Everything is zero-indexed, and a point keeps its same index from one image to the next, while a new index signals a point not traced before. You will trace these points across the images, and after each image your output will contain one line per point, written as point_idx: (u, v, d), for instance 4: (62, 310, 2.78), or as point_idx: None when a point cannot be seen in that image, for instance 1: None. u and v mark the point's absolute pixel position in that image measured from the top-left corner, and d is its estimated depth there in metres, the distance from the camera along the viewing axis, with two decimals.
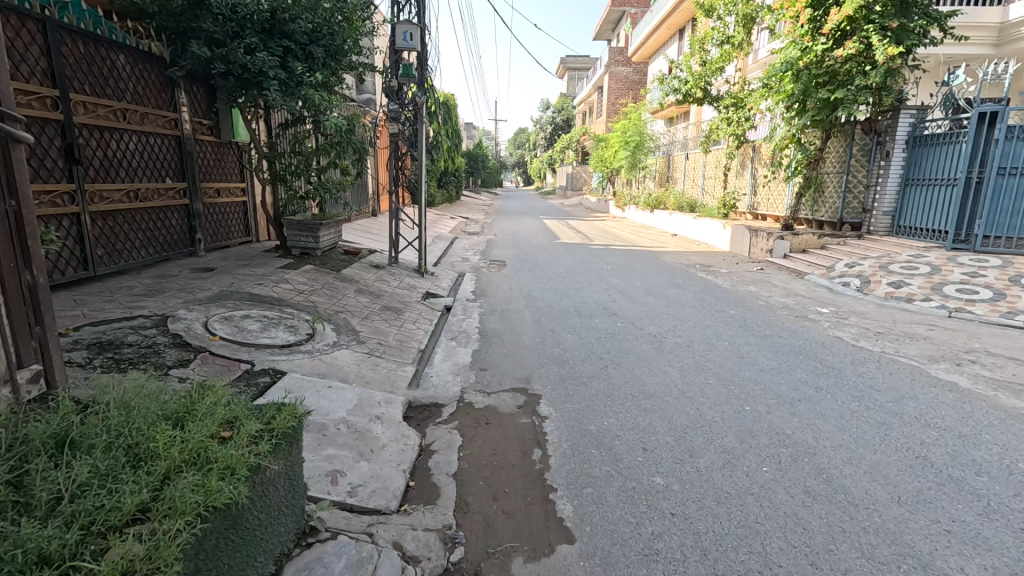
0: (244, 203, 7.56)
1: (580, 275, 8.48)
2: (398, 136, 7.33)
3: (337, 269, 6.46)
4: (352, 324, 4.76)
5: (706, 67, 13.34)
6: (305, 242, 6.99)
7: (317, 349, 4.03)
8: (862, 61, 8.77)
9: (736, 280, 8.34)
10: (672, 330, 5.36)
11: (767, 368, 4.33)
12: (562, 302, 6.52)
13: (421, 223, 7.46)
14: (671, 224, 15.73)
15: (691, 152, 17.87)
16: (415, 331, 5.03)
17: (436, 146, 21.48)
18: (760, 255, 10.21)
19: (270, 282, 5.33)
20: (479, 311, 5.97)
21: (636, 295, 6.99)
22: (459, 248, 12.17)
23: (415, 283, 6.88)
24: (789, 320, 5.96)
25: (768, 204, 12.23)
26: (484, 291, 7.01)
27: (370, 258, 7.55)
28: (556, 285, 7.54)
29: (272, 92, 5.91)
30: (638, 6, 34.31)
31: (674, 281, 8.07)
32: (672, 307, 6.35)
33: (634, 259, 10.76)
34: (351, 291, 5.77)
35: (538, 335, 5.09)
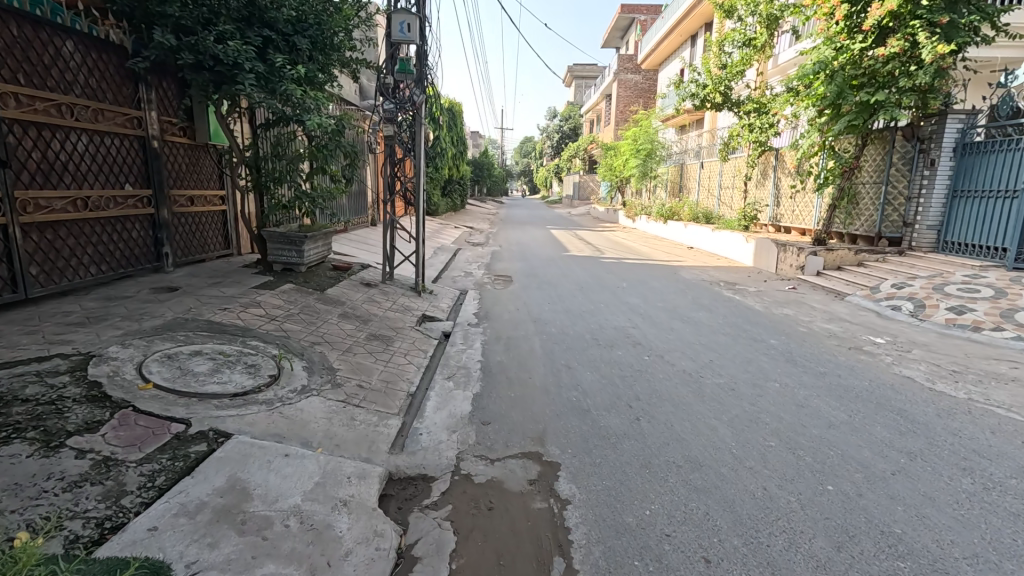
0: (224, 212, 6.83)
1: (594, 294, 7.67)
2: (394, 138, 6.58)
3: (321, 288, 5.70)
4: (329, 359, 3.98)
5: (726, 71, 12.59)
6: (287, 257, 6.23)
7: (279, 397, 3.23)
8: (906, 61, 7.99)
9: (767, 301, 7.50)
10: (709, 367, 4.54)
11: (837, 422, 3.50)
12: (577, 327, 5.72)
13: (419, 237, 6.69)
14: (686, 235, 14.95)
15: (707, 161, 17.10)
16: (405, 366, 4.24)
17: (440, 153, 20.85)
18: (790, 271, 9.41)
19: (238, 305, 4.56)
20: (481, 339, 5.18)
21: (659, 319, 6.17)
22: (463, 260, 11.41)
23: (410, 304, 6.11)
24: (842, 353, 5.12)
25: (794, 216, 11.41)
26: (488, 313, 6.22)
27: (362, 274, 6.80)
28: (568, 306, 6.74)
29: (248, 87, 5.17)
30: (648, 12, 33.76)
31: (700, 303, 7.25)
32: (702, 336, 5.54)
33: (650, 274, 9.96)
34: (334, 316, 5.00)
35: (551, 372, 4.29)
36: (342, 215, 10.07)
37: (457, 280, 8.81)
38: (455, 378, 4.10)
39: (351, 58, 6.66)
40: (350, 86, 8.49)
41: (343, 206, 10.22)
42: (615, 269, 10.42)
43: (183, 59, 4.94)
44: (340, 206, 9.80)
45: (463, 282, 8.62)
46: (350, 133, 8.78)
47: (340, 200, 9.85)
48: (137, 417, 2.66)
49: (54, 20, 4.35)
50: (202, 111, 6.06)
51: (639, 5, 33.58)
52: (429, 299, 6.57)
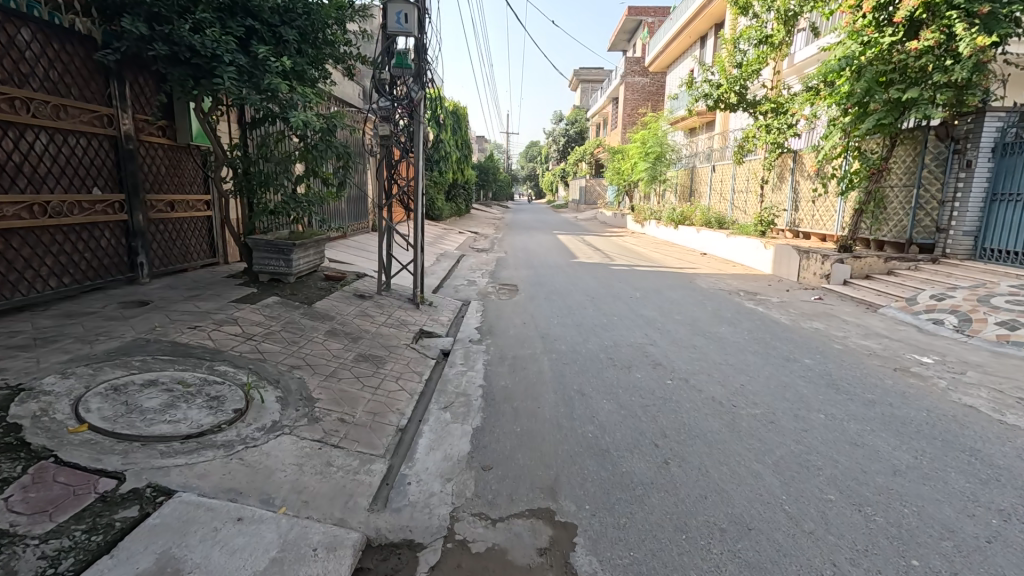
0: (208, 218, 6.37)
1: (605, 305, 7.15)
2: (391, 138, 6.10)
3: (309, 302, 5.22)
4: (308, 387, 3.48)
5: (741, 70, 12.06)
6: (275, 267, 5.76)
7: (242, 438, 2.72)
8: (941, 55, 7.44)
9: (793, 313, 6.95)
10: (741, 394, 4.00)
11: (903, 466, 2.95)
12: (589, 344, 5.19)
13: (418, 245, 6.20)
14: (698, 241, 14.39)
15: (720, 164, 16.54)
16: (396, 394, 3.72)
17: (444, 157, 20.44)
18: (813, 281, 8.83)
19: (210, 323, 4.08)
20: (483, 359, 4.67)
21: (679, 335, 5.64)
22: (466, 268, 10.91)
23: (407, 318, 5.61)
24: (888, 375, 4.56)
25: (816, 221, 10.84)
26: (492, 328, 5.71)
27: (357, 285, 6.31)
28: (579, 319, 6.21)
29: (228, 81, 4.71)
30: (655, 15, 33.35)
31: (720, 316, 6.71)
32: (728, 354, 5.00)
33: (664, 282, 9.43)
34: (319, 334, 4.50)
35: (563, 401, 3.76)
36: (338, 221, 9.60)
37: (460, 290, 8.32)
38: (452, 409, 3.58)
39: (345, 52, 6.20)
40: (346, 84, 8.03)
41: (340, 211, 9.76)
42: (626, 277, 9.88)
43: (156, 50, 4.48)
44: (334, 211, 9.31)
45: (465, 292, 8.12)
46: (345, 135, 8.31)
47: (335, 205, 9.36)
48: (57, 472, 2.16)
49: (8, 6, 3.93)
50: (182, 109, 5.63)
51: (647, 7, 33.16)
52: (428, 312, 6.07)
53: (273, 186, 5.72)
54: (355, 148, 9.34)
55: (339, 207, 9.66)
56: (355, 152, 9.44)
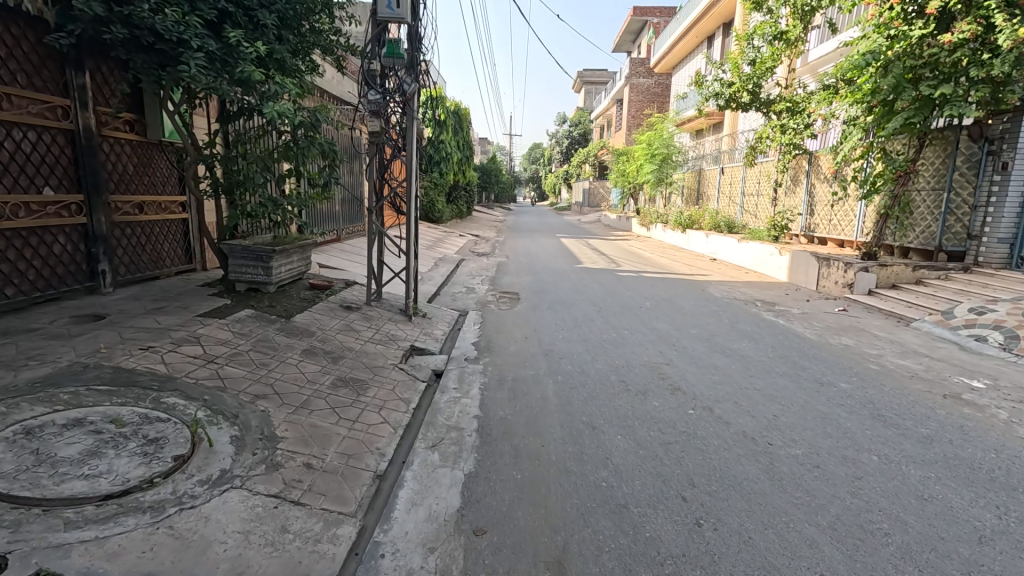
0: (183, 222, 5.86)
1: (614, 317, 6.61)
2: (381, 135, 5.56)
3: (287, 315, 4.70)
4: (272, 422, 2.96)
5: (755, 67, 11.50)
6: (253, 276, 5.25)
7: (176, 497, 2.20)
8: (977, 49, 6.92)
9: (818, 327, 6.40)
10: (776, 429, 3.46)
11: (989, 530, 2.41)
12: (598, 365, 4.66)
13: (410, 251, 5.69)
14: (708, 246, 13.85)
15: (729, 166, 16.01)
16: (377, 429, 3.20)
17: (445, 158, 19.93)
18: (834, 290, 8.30)
19: (167, 343, 3.56)
20: (480, 381, 4.14)
21: (697, 353, 5.11)
22: (465, 274, 10.39)
23: (397, 333, 5.09)
24: (938, 403, 4.03)
25: (834, 226, 10.45)
26: (490, 344, 5.18)
27: (344, 295, 5.80)
28: (586, 334, 5.69)
29: (196, 68, 4.20)
30: (661, 15, 32.80)
31: (739, 329, 6.17)
32: (754, 377, 4.46)
33: (674, 290, 8.89)
34: (294, 353, 3.98)
35: (571, 438, 3.23)
36: (327, 224, 9.07)
37: (457, 298, 7.79)
38: (441, 449, 3.06)
39: (332, 40, 5.69)
40: (335, 76, 7.51)
41: (330, 214, 9.24)
42: (634, 285, 9.35)
43: (113, 33, 3.98)
44: (321, 214, 8.78)
45: (463, 301, 7.59)
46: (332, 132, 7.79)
47: (322, 208, 8.82)
48: None
49: None
50: (152, 102, 5.14)
51: (652, 7, 32.58)
52: (420, 325, 5.54)
53: (251, 187, 5.21)
54: (344, 146, 8.81)
55: (329, 210, 9.15)
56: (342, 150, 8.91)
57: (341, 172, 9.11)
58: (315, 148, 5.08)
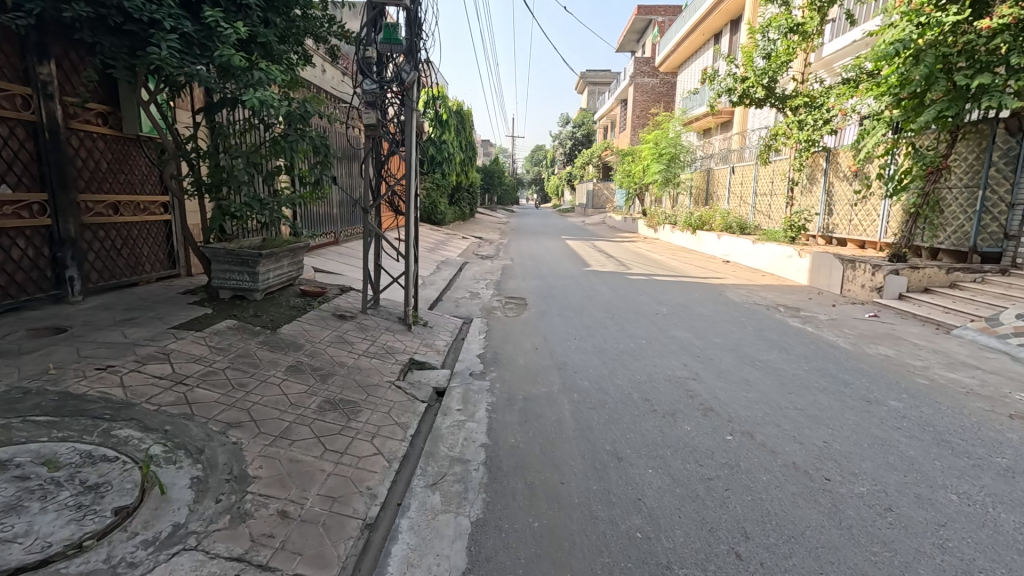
0: (165, 224, 5.43)
1: (629, 324, 6.14)
2: (378, 129, 5.10)
3: (274, 326, 4.27)
4: (244, 458, 2.51)
5: (770, 61, 11.04)
6: (238, 282, 4.81)
7: (110, 566, 1.75)
8: (1018, 35, 6.44)
9: (850, 335, 5.91)
10: (829, 459, 3.00)
11: None
12: (618, 380, 4.20)
13: (410, 254, 5.26)
14: (720, 248, 13.37)
15: (741, 165, 15.52)
16: (369, 463, 2.75)
17: (447, 159, 19.51)
18: (860, 294, 7.82)
19: (130, 361, 3.13)
20: (487, 401, 3.69)
21: (724, 366, 4.65)
22: (468, 277, 9.94)
23: (394, 344, 4.64)
24: (1007, 425, 3.55)
25: (854, 226, 10.11)
26: (497, 357, 4.72)
27: (339, 302, 5.36)
28: (601, 344, 5.23)
29: (169, 53, 3.76)
30: (665, 14, 32.36)
31: (766, 338, 5.70)
32: (792, 394, 4.00)
33: (689, 295, 8.42)
34: (277, 370, 3.54)
35: (595, 473, 2.78)
36: (322, 226, 8.65)
37: (461, 304, 7.33)
38: (443, 489, 2.61)
39: (323, 26, 5.24)
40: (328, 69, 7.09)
41: (325, 216, 8.81)
42: (647, 289, 8.88)
43: (74, 13, 3.55)
44: (315, 215, 8.34)
45: (466, 307, 7.13)
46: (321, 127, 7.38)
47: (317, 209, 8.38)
48: None
49: None
50: (128, 94, 4.71)
51: (656, 6, 32.13)
52: (420, 335, 5.09)
53: (235, 186, 4.76)
54: (339, 144, 8.39)
55: (324, 211, 8.73)
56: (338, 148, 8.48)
57: (336, 171, 8.69)
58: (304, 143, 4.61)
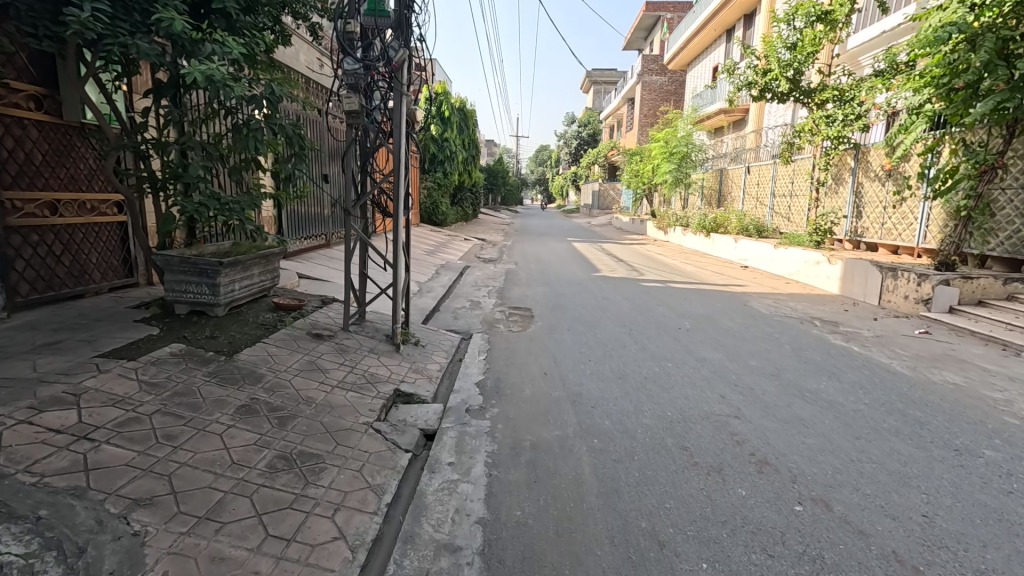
0: (118, 226, 4.72)
1: (649, 341, 5.41)
2: (361, 116, 4.34)
3: (231, 351, 3.55)
4: (143, 561, 1.79)
5: (794, 52, 10.27)
6: (196, 296, 4.10)
7: None
8: None
9: (905, 356, 5.15)
10: (940, 547, 2.25)
11: None
12: (646, 420, 3.46)
13: (397, 262, 4.54)
14: (737, 252, 12.62)
15: (758, 165, 14.75)
16: (325, 556, 2.02)
17: (449, 157, 18.79)
18: (902, 306, 7.07)
19: (24, 408, 2.43)
20: (486, 451, 2.96)
21: (769, 399, 3.90)
22: (469, 284, 9.21)
23: (378, 370, 3.92)
24: None
25: (887, 231, 9.39)
26: (499, 387, 4.00)
27: (317, 318, 4.64)
28: (620, 368, 4.49)
29: (93, 16, 3.03)
30: (673, 10, 31.53)
31: (809, 361, 4.95)
32: (861, 439, 3.26)
33: (711, 305, 7.66)
34: (224, 413, 2.83)
35: (631, 572, 2.04)
36: (302, 226, 7.94)
37: (460, 315, 6.61)
38: None
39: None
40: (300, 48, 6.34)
41: (307, 217, 8.12)
42: (664, 298, 8.13)
43: None
44: (293, 214, 7.62)
45: (465, 319, 6.41)
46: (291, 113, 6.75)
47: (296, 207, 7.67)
48: None
49: None
50: (67, 75, 4.01)
51: (665, 2, 31.29)
52: (410, 357, 4.38)
53: (191, 182, 4.02)
54: (320, 137, 7.70)
55: (306, 211, 8.02)
56: (318, 143, 7.78)
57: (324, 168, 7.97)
58: (272, 135, 3.84)
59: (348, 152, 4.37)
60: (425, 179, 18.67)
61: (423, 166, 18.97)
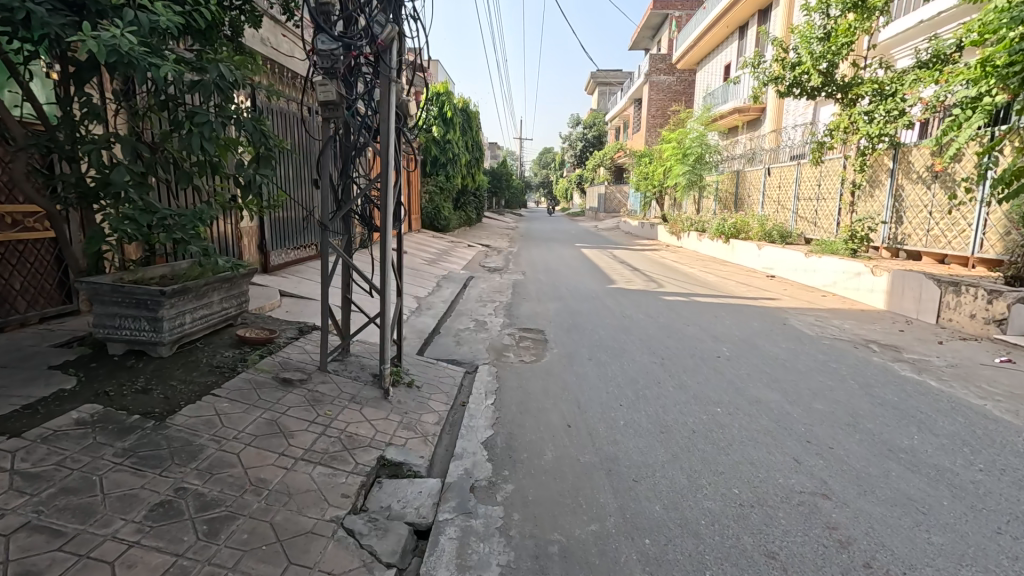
0: (49, 241, 3.91)
1: (687, 376, 4.56)
2: (340, 107, 3.50)
3: (166, 412, 2.75)
4: None
5: (827, 43, 9.41)
6: (134, 332, 3.29)
7: None
8: None
9: (998, 394, 4.28)
10: None
11: None
12: (707, 504, 2.63)
13: (384, 286, 3.71)
14: (761, 260, 11.76)
15: (780, 166, 13.88)
16: None
17: (451, 159, 18.03)
18: (969, 326, 6.19)
19: None
20: (498, 567, 2.14)
21: (857, 466, 3.06)
22: (473, 298, 8.39)
23: (359, 428, 3.10)
24: None
25: (933, 238, 8.53)
26: (512, 448, 3.17)
27: (291, 356, 3.83)
28: (659, 419, 3.65)
29: None
30: (682, 8, 30.67)
31: (885, 402, 4.09)
32: (1005, 534, 2.41)
33: (745, 323, 6.81)
34: (128, 521, 1.99)
35: None
36: (283, 235, 7.15)
37: (463, 340, 5.78)
38: None
39: None
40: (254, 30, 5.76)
41: (288, 226, 7.34)
42: (692, 315, 7.27)
43: None
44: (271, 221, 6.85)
45: (469, 344, 5.58)
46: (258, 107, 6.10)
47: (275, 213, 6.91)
48: None
49: None
50: None
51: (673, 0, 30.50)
52: (400, 406, 3.54)
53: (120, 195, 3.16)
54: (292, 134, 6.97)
55: (287, 220, 7.22)
56: (294, 141, 7.00)
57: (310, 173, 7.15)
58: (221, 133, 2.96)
59: (326, 151, 3.53)
60: (427, 182, 17.87)
61: (424, 169, 18.17)
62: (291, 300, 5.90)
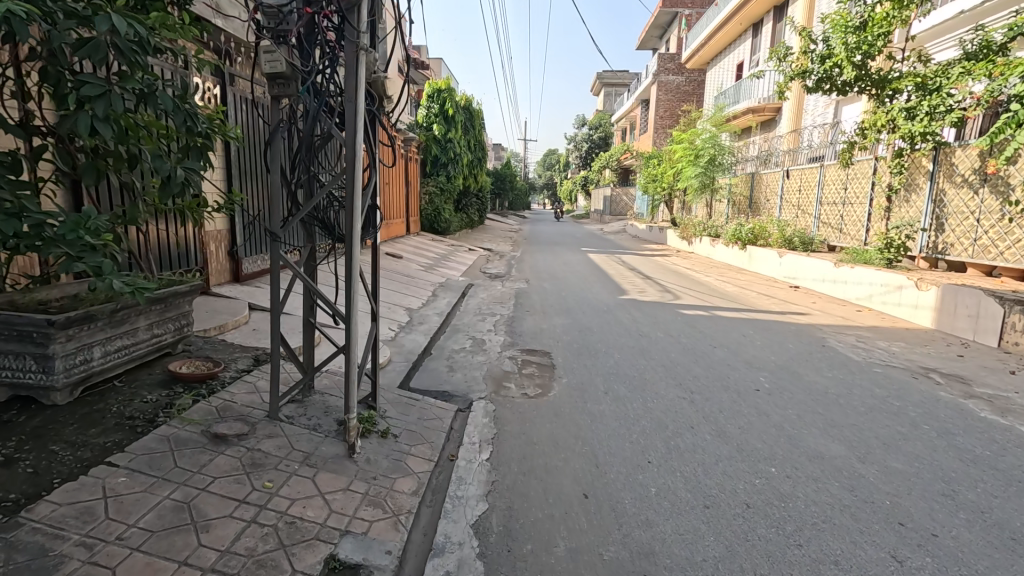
0: None
1: (726, 418, 3.76)
2: (293, 83, 2.71)
3: (29, 499, 1.99)
4: None
5: (863, 32, 8.57)
6: (17, 374, 2.53)
7: None
8: None
9: None
10: None
11: None
12: None
13: (348, 313, 2.84)
14: (782, 268, 10.97)
15: (802, 169, 13.06)
16: None
17: (452, 159, 17.25)
18: None
19: None
20: None
21: (979, 568, 2.26)
22: (472, 310, 7.62)
23: (307, 508, 2.32)
24: None
25: (981, 248, 7.76)
26: (512, 537, 2.38)
27: (236, 397, 3.06)
28: (701, 486, 2.85)
29: None
30: (692, 6, 29.87)
31: (980, 460, 3.27)
32: None
33: (779, 345, 6.00)
34: None
35: None
36: (255, 240, 6.46)
37: (456, 365, 5.00)
38: None
39: None
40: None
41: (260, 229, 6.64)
42: (716, 333, 6.47)
43: None
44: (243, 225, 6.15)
45: (463, 371, 4.80)
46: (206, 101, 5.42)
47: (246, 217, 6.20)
48: None
49: None
50: None
51: None
52: (369, 468, 2.76)
53: None
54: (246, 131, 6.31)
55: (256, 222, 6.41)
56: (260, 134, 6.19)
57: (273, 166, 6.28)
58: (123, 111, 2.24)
59: (275, 140, 2.74)
60: (427, 183, 17.12)
61: (425, 169, 17.44)
62: (261, 316, 5.16)
